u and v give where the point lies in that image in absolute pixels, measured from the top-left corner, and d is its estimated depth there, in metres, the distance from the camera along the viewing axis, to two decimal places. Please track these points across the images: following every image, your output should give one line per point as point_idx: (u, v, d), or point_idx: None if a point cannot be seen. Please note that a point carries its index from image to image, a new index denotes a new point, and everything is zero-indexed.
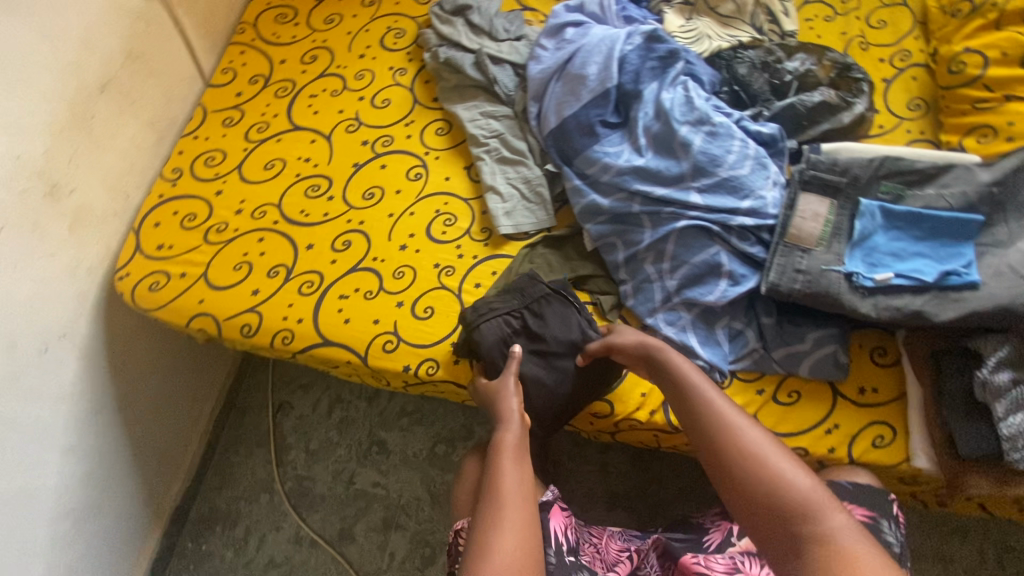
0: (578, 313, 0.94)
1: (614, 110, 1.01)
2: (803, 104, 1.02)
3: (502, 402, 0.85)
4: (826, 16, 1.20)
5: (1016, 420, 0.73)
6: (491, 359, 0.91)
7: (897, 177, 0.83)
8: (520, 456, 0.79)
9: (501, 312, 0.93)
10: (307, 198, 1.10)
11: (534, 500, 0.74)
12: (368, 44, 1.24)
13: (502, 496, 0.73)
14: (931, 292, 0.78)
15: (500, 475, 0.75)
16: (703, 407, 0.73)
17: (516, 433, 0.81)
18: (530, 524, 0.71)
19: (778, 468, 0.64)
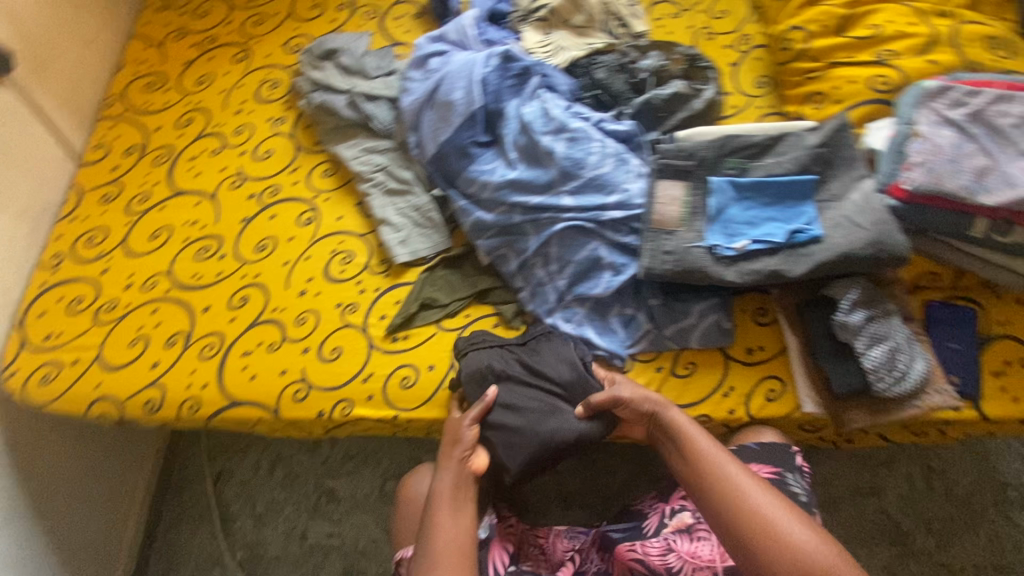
0: (573, 349, 0.94)
1: (485, 130, 1.05)
2: (657, 97, 1.09)
3: (446, 451, 0.87)
4: (673, 13, 1.29)
5: (874, 352, 0.81)
6: (472, 389, 0.92)
7: (739, 153, 0.90)
8: (455, 504, 0.82)
9: (495, 343, 0.95)
10: (198, 261, 1.09)
11: (471, 551, 0.78)
12: (243, 99, 1.24)
13: (434, 550, 0.77)
14: (784, 252, 0.85)
15: (433, 527, 0.80)
16: (714, 471, 0.76)
17: (452, 482, 0.84)
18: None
19: (793, 534, 0.69)
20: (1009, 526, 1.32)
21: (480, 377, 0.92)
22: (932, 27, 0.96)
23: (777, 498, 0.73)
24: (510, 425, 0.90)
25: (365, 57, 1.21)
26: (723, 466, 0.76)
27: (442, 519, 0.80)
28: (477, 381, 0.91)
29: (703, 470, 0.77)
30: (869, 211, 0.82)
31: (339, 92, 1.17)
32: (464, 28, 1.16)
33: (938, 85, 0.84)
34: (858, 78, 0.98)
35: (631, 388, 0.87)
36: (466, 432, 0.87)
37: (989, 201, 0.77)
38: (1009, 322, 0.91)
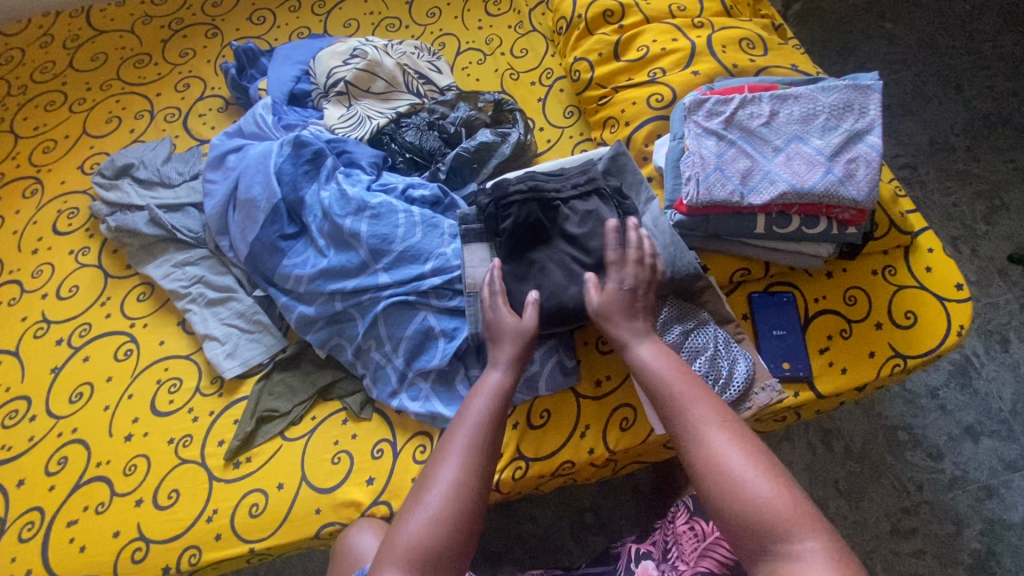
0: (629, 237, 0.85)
1: (291, 221, 1.01)
2: (466, 150, 1.10)
3: (509, 347, 0.80)
4: (478, 60, 1.32)
5: (697, 365, 0.81)
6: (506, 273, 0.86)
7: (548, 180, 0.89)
8: (498, 396, 0.77)
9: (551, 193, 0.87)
10: (6, 430, 0.98)
11: (496, 443, 0.74)
12: (40, 236, 1.15)
13: (455, 429, 0.74)
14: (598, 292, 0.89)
15: (471, 416, 0.75)
16: (693, 399, 0.72)
17: (501, 377, 0.79)
18: (473, 458, 0.71)
19: (755, 487, 0.63)
20: (910, 468, 1.34)
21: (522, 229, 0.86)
22: (691, 40, 1.03)
23: (751, 447, 0.67)
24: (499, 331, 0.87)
25: (166, 166, 1.15)
26: (686, 408, 0.71)
27: (474, 406, 0.76)
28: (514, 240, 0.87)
29: (672, 407, 0.72)
30: (658, 234, 0.85)
31: (139, 211, 1.10)
32: (259, 118, 1.13)
33: (693, 99, 0.88)
34: (638, 99, 1.02)
35: (612, 308, 0.79)
36: (529, 333, 0.80)
37: (759, 200, 0.81)
38: (825, 296, 0.94)
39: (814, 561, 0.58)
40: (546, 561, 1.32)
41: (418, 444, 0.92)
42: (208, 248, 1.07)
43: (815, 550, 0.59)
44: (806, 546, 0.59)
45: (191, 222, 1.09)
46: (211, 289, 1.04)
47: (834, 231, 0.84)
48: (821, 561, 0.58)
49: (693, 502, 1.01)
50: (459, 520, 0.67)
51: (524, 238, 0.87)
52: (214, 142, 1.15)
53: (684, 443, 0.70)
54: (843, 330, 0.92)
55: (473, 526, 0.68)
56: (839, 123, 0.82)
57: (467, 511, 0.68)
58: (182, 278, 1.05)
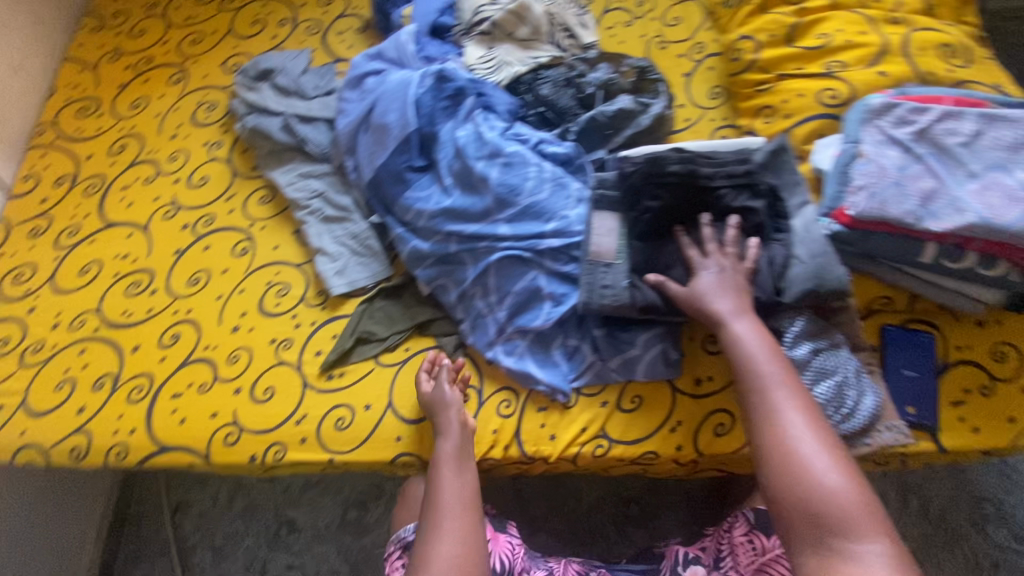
0: (780, 247, 0.80)
1: (420, 154, 1.00)
2: (604, 113, 1.04)
3: (445, 415, 0.87)
4: (625, 22, 1.25)
5: (820, 389, 0.76)
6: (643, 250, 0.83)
7: (703, 164, 0.84)
8: (459, 466, 0.84)
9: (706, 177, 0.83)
10: (128, 297, 1.03)
11: (475, 508, 0.81)
12: (179, 123, 1.20)
13: (439, 507, 0.80)
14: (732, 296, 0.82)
15: (441, 486, 0.82)
16: (778, 385, 0.70)
17: (455, 446, 0.85)
18: (463, 533, 0.78)
19: (827, 480, 0.63)
20: (989, 544, 1.24)
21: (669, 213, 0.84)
22: (883, 36, 0.93)
23: (830, 440, 0.66)
24: (610, 302, 0.83)
25: (305, 77, 1.17)
26: (768, 389, 0.70)
27: (445, 483, 0.82)
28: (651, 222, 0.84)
29: (756, 385, 0.71)
30: (809, 241, 0.78)
31: (276, 117, 1.12)
32: (401, 44, 1.11)
33: (882, 101, 0.80)
34: (806, 92, 0.94)
35: (710, 286, 0.77)
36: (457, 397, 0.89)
37: (937, 227, 0.73)
38: (970, 347, 0.85)
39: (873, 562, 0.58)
40: (582, 537, 1.33)
41: (502, 399, 0.92)
42: (333, 166, 1.09)
43: (877, 553, 0.59)
44: (869, 547, 0.59)
45: (321, 136, 1.10)
46: (330, 206, 1.06)
47: (1011, 277, 0.77)
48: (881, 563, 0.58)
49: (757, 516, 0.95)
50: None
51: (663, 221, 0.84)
52: (353, 61, 1.15)
53: (758, 422, 0.69)
54: (983, 387, 0.83)
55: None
56: None
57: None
58: (305, 190, 1.08)
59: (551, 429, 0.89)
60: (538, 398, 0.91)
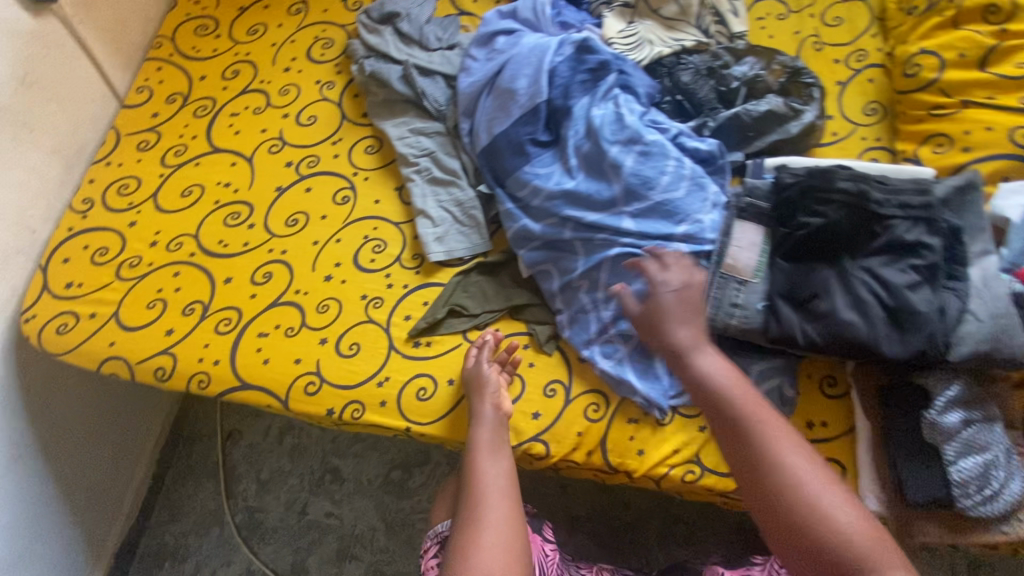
0: (954, 296, 0.69)
1: (545, 128, 0.93)
2: (749, 113, 0.95)
3: (478, 399, 0.84)
4: (778, 14, 1.14)
5: (966, 464, 0.69)
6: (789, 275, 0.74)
7: (875, 186, 0.74)
8: (494, 452, 0.81)
9: (875, 202, 0.73)
10: (226, 227, 1.02)
11: (515, 499, 0.78)
12: (293, 56, 1.16)
13: (479, 496, 0.77)
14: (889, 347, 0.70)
15: (479, 475, 0.79)
16: (756, 426, 0.65)
17: (490, 430, 0.83)
18: (505, 523, 0.75)
19: (825, 517, 0.59)
20: None
21: (827, 236, 0.73)
22: None
23: (828, 478, 0.62)
24: (737, 326, 0.76)
25: (429, 26, 1.11)
26: (748, 432, 0.65)
27: (482, 470, 0.79)
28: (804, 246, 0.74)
29: (735, 428, 0.66)
30: (989, 298, 0.68)
31: (396, 65, 1.07)
32: (539, 6, 1.04)
33: None
34: (996, 125, 0.85)
35: (675, 316, 0.74)
36: (485, 374, 0.85)
37: None
38: None
39: None
40: (622, 546, 1.28)
41: (590, 401, 0.87)
42: (448, 125, 1.03)
43: None
44: None
45: (440, 92, 1.05)
46: (438, 168, 1.01)
47: None
48: None
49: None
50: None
51: (814, 246, 0.74)
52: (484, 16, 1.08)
53: (747, 470, 0.64)
54: None
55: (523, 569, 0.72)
56: None
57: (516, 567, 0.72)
58: (415, 147, 1.03)
59: (640, 443, 0.84)
60: (629, 409, 0.86)
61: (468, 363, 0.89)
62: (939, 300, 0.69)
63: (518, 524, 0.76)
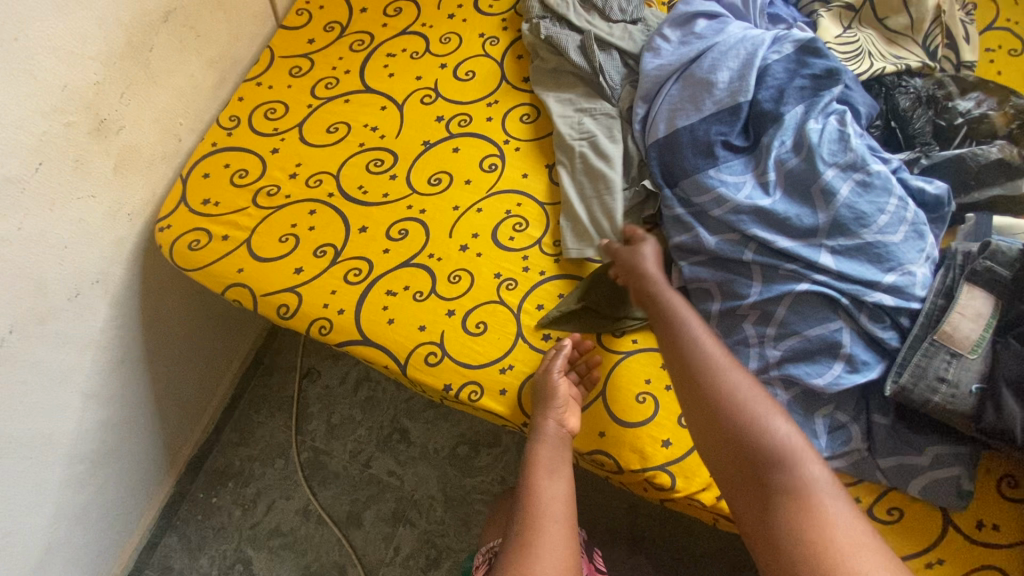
0: None
1: (741, 131, 0.83)
2: (975, 158, 0.82)
3: (541, 415, 0.79)
4: (1012, 49, 0.99)
5: None
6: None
7: None
8: (552, 472, 0.76)
9: None
10: (367, 172, 0.97)
11: (571, 522, 0.73)
12: (459, 4, 1.09)
13: (532, 520, 0.72)
14: None
15: (535, 495, 0.74)
16: (699, 340, 0.71)
17: (551, 449, 0.77)
18: (559, 549, 0.70)
19: (750, 412, 0.64)
20: None
21: None
22: None
23: (759, 390, 0.67)
24: (941, 404, 0.66)
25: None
26: (696, 343, 0.70)
27: (539, 488, 0.75)
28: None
29: (680, 351, 0.71)
30: None
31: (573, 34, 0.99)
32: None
33: None
34: None
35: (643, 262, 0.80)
36: (548, 381, 0.80)
37: None
38: None
39: (817, 487, 0.58)
40: None
41: None
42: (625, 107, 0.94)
43: (818, 477, 0.59)
44: (810, 473, 0.59)
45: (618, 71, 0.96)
46: (596, 152, 0.92)
47: None
48: (821, 485, 0.58)
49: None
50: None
51: None
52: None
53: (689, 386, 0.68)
54: None
55: None
56: None
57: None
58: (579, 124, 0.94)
59: None
60: None
61: (541, 371, 0.83)
62: None
63: (569, 552, 0.71)
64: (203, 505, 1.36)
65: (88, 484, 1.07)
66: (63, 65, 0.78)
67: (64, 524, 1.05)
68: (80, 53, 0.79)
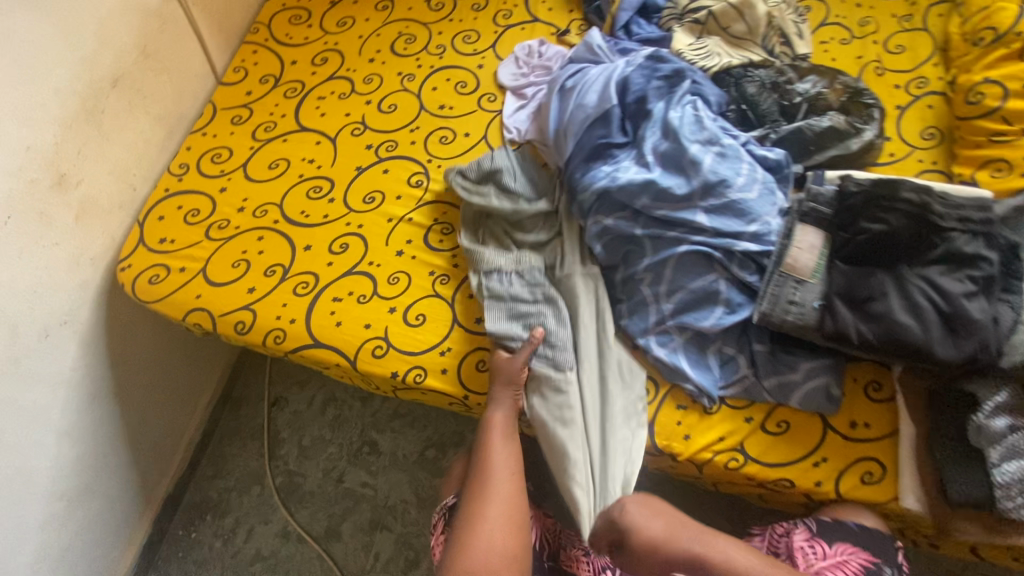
0: (1009, 307, 0.73)
1: (620, 130, 0.97)
2: (811, 128, 1.00)
3: (499, 389, 0.90)
4: (842, 39, 1.18)
5: (1010, 467, 0.72)
6: (853, 283, 0.78)
7: (961, 205, 0.77)
8: (508, 435, 0.89)
9: (960, 217, 0.76)
10: (308, 199, 1.09)
11: (521, 476, 0.87)
12: (378, 49, 1.24)
13: (487, 473, 0.86)
14: (959, 366, 0.73)
15: (490, 454, 0.87)
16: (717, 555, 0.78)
17: (505, 414, 0.89)
18: (510, 497, 0.85)
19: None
20: None
21: (890, 246, 0.77)
22: None
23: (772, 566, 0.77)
24: (793, 323, 0.80)
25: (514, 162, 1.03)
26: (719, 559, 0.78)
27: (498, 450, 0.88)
28: (870, 255, 0.78)
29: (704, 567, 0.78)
30: None
31: (502, 244, 1.00)
32: (594, 44, 1.09)
33: None
34: None
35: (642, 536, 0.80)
36: (510, 371, 0.89)
37: None
38: None
39: None
40: None
41: (640, 386, 0.91)
42: (589, 304, 0.93)
43: None
44: None
45: (551, 258, 0.98)
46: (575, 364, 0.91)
47: None
48: None
49: (820, 524, 0.83)
50: (516, 552, 0.81)
51: (878, 252, 0.78)
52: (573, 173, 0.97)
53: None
54: None
55: (521, 541, 0.82)
56: None
57: (516, 535, 0.82)
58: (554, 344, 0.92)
59: (688, 429, 0.88)
60: (679, 396, 0.90)
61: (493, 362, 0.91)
62: (998, 317, 0.73)
63: (519, 498, 0.85)
64: (183, 541, 1.40)
65: (65, 524, 1.12)
66: (23, 130, 0.89)
67: (45, 565, 1.10)
68: (38, 120, 0.91)
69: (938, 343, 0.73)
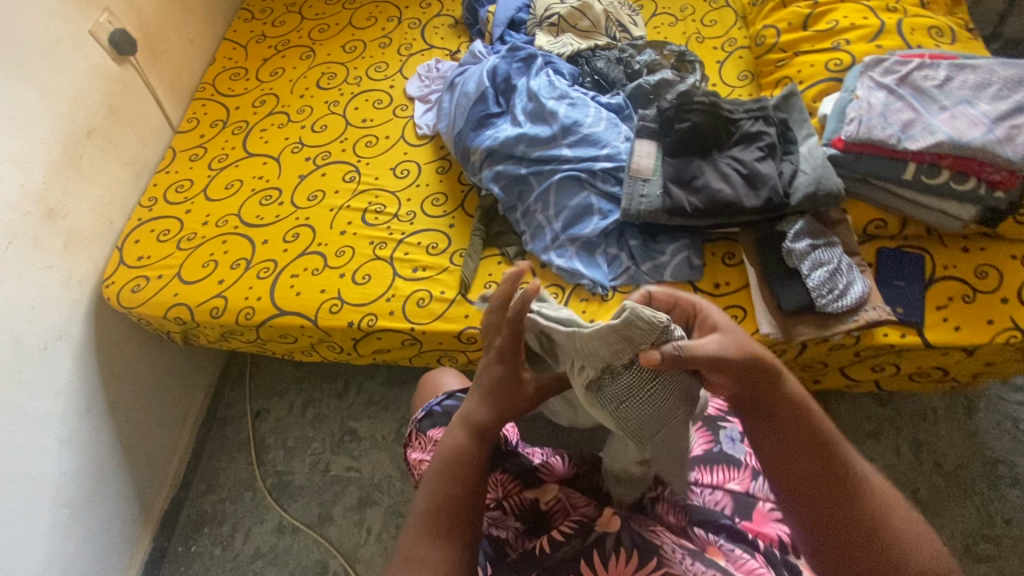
0: (787, 163, 1.00)
1: (496, 104, 1.24)
2: (647, 83, 1.26)
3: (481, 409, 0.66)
4: (669, 23, 1.50)
5: (816, 274, 0.96)
6: (679, 170, 1.04)
7: (739, 104, 1.07)
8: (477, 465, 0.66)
9: (740, 113, 1.06)
10: (261, 206, 1.31)
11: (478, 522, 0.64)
12: (306, 87, 1.51)
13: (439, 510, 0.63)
14: (764, 212, 0.98)
15: (445, 487, 0.65)
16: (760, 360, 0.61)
17: (477, 442, 0.66)
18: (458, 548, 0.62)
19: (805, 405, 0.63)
20: (997, 499, 1.33)
21: (698, 137, 1.05)
22: (881, 20, 1.15)
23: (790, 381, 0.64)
24: (646, 208, 1.04)
25: None
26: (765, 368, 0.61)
27: (452, 493, 0.64)
28: (686, 147, 1.05)
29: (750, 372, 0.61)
30: (812, 159, 0.99)
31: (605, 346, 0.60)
32: (476, 50, 1.37)
33: (873, 59, 1.02)
34: (817, 63, 1.16)
35: (734, 343, 0.60)
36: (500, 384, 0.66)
37: (914, 145, 0.93)
38: (955, 265, 0.99)
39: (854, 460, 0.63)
40: None
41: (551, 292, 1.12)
42: None
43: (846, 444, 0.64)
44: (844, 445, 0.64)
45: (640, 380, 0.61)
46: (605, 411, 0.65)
47: (981, 191, 0.93)
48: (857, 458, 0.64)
49: None
50: None
51: (691, 144, 1.05)
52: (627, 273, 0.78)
53: (814, 460, 0.62)
54: (965, 295, 0.98)
55: None
56: (1010, 93, 0.92)
57: None
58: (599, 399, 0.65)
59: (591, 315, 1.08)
60: (580, 292, 1.11)
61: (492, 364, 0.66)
62: (781, 171, 1.00)
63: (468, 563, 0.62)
64: (184, 555, 1.47)
65: (72, 529, 1.22)
66: (16, 173, 1.10)
67: (55, 569, 1.18)
68: (29, 165, 1.12)
69: (744, 197, 0.98)
